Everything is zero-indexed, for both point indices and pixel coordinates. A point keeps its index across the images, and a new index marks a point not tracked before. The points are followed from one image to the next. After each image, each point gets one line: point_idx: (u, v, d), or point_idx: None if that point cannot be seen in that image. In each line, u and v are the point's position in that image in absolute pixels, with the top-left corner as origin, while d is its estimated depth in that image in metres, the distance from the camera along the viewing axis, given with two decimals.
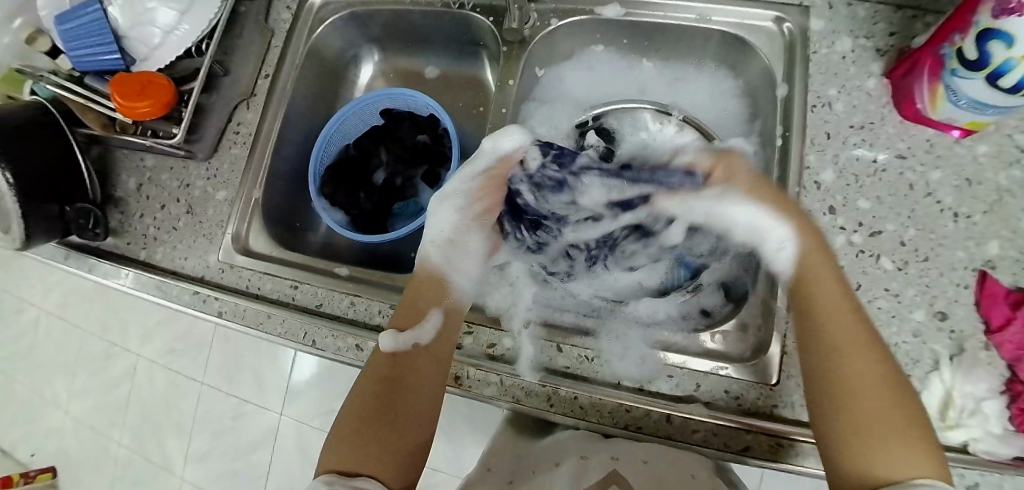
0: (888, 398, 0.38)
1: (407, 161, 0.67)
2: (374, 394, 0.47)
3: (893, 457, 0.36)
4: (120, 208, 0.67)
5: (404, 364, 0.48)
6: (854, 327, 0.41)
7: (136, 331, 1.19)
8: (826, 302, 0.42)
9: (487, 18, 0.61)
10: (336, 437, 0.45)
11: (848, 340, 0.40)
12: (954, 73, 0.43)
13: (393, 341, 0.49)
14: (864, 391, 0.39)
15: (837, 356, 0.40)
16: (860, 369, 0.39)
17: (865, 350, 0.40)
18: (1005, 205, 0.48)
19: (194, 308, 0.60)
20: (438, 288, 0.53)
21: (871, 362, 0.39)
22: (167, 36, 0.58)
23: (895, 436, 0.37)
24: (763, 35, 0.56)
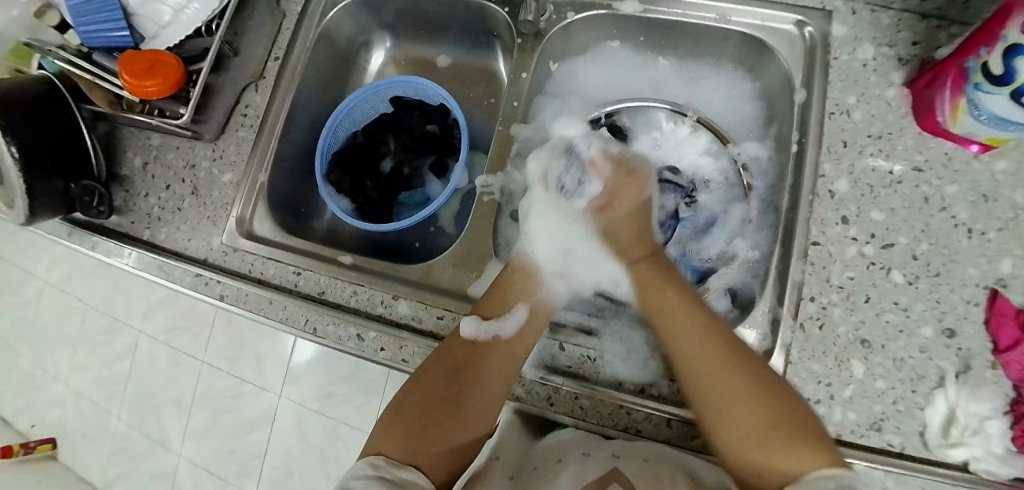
0: (756, 396, 0.41)
1: (416, 149, 0.66)
2: (441, 380, 0.46)
3: (791, 458, 0.37)
4: (125, 187, 0.66)
5: (480, 355, 0.48)
6: (695, 340, 0.45)
7: (138, 309, 1.19)
8: (677, 329, 0.46)
9: (502, 9, 0.60)
10: (393, 417, 0.45)
11: (705, 355, 0.44)
12: (978, 88, 0.42)
13: (475, 328, 0.50)
14: (722, 404, 0.42)
15: (688, 371, 0.44)
16: (710, 383, 0.43)
17: (716, 362, 0.43)
18: (1020, 224, 0.47)
19: (196, 291, 0.59)
20: (530, 283, 0.53)
21: (723, 369, 0.43)
22: (177, 15, 0.59)
23: (762, 433, 0.39)
24: (784, 38, 0.54)
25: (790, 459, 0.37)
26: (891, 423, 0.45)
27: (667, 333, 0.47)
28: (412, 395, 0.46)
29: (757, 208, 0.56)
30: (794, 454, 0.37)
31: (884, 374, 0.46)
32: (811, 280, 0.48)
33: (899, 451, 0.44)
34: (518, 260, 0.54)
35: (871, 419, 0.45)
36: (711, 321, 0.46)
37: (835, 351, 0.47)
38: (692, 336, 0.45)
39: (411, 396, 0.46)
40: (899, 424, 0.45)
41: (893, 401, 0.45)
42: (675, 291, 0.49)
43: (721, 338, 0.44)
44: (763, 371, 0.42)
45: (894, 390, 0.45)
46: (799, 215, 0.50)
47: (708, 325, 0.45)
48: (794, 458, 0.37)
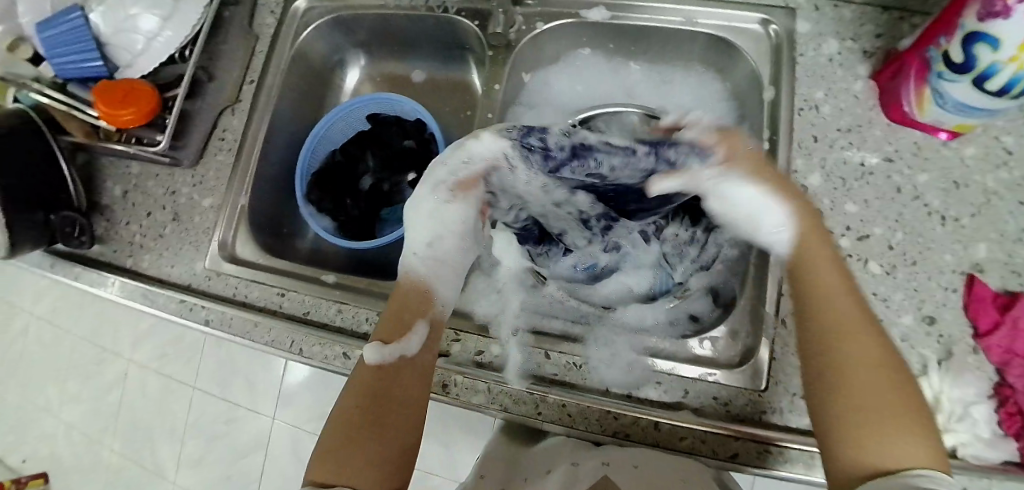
0: (893, 386, 0.37)
1: (395, 166, 0.66)
2: (355, 414, 0.42)
3: (885, 449, 0.35)
4: (106, 216, 0.66)
5: (387, 376, 0.44)
6: (862, 316, 0.40)
7: (127, 338, 1.18)
8: (826, 279, 0.42)
9: (473, 23, 0.61)
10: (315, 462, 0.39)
11: (866, 332, 0.40)
12: (940, 76, 0.43)
13: (379, 352, 0.45)
14: (859, 387, 0.37)
15: (836, 341, 0.40)
16: (852, 361, 0.38)
17: (877, 345, 0.39)
18: (992, 208, 0.48)
19: (181, 317, 0.59)
20: (422, 296, 0.49)
21: (877, 350, 0.39)
22: (150, 43, 0.57)
23: (897, 421, 0.36)
24: (750, 37, 0.55)
25: (911, 447, 0.34)
26: None
27: (810, 295, 0.42)
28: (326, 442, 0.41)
29: None
30: (912, 444, 0.35)
31: None
32: None
33: None
34: (409, 280, 0.49)
35: None
36: (857, 295, 0.42)
37: None
38: (846, 305, 0.41)
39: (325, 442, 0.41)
40: None
41: None
42: (830, 265, 0.43)
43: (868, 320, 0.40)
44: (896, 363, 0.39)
45: None
46: None
47: (851, 305, 0.41)
48: (910, 447, 0.34)
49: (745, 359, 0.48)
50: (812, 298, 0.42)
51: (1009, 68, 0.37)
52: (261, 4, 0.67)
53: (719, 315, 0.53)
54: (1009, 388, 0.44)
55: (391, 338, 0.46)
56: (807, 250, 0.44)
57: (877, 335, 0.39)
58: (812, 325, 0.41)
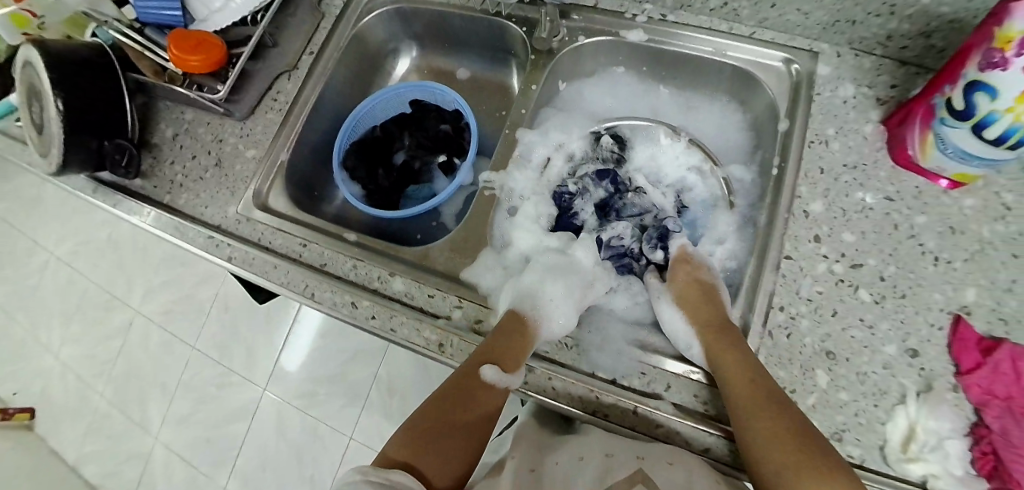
0: (803, 454, 0.40)
1: (429, 147, 0.71)
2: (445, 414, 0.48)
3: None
4: (153, 153, 0.71)
5: (486, 397, 0.50)
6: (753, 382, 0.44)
7: (140, 290, 1.22)
8: (727, 364, 0.46)
9: (520, 29, 0.66)
10: (400, 440, 0.47)
11: (752, 409, 0.43)
12: (943, 122, 0.46)
13: (496, 377, 0.48)
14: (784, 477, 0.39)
15: (744, 414, 0.43)
16: (756, 442, 0.42)
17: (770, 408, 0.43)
18: (985, 256, 0.50)
19: (206, 252, 0.63)
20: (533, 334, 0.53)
21: (765, 423, 0.42)
22: (227, 3, 0.65)
23: (802, 471, 0.39)
24: (773, 73, 0.59)
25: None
26: (851, 434, 0.46)
27: (722, 375, 0.46)
28: (413, 427, 0.48)
29: (734, 224, 0.59)
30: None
31: (847, 387, 0.48)
32: (781, 290, 0.51)
33: (858, 462, 0.46)
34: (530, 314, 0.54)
35: (833, 429, 0.47)
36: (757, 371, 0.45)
37: (800, 360, 0.49)
38: (742, 369, 0.45)
39: (412, 429, 0.48)
40: (859, 437, 0.46)
41: (855, 413, 0.47)
42: (734, 355, 0.47)
43: (769, 388, 0.44)
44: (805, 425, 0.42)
45: (857, 403, 0.47)
46: (775, 228, 0.53)
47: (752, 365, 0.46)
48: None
49: None
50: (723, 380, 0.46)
51: (1006, 118, 0.41)
52: None
53: None
54: (985, 428, 0.45)
55: (513, 367, 0.49)
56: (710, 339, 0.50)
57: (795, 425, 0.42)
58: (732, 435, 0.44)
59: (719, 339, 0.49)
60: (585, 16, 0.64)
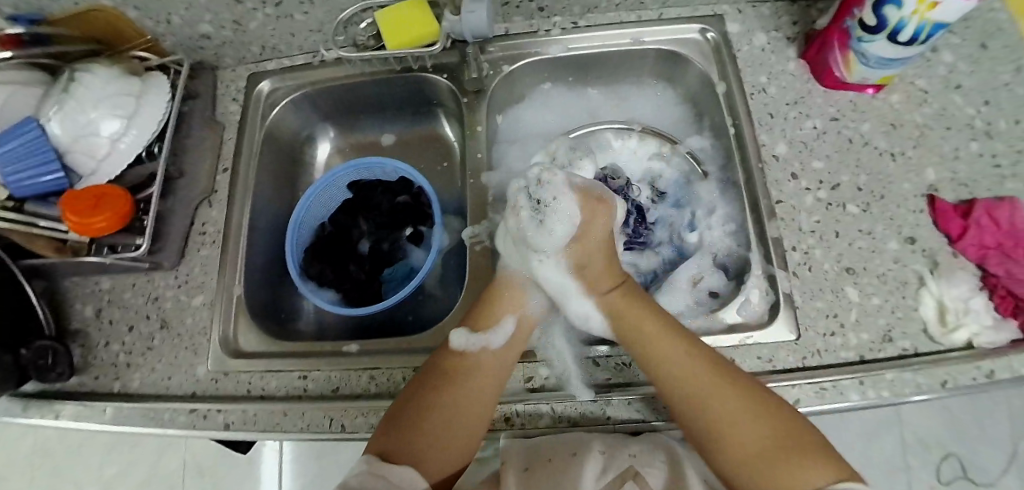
0: (783, 436, 0.41)
1: (389, 224, 0.66)
2: (427, 393, 0.47)
3: (808, 473, 0.40)
4: (79, 341, 0.59)
5: (465, 363, 0.49)
6: (710, 379, 0.44)
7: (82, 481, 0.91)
8: (648, 342, 0.47)
9: (442, 77, 0.63)
10: (385, 427, 0.46)
11: (725, 403, 0.43)
12: (861, 40, 0.51)
13: (466, 339, 0.50)
14: (769, 462, 0.41)
15: (693, 410, 0.44)
16: (744, 429, 0.42)
17: (732, 395, 0.43)
18: (928, 138, 0.56)
19: (195, 428, 0.53)
20: (518, 293, 0.53)
21: (742, 408, 0.42)
22: (115, 145, 0.56)
23: (789, 457, 0.41)
24: (692, 44, 0.62)
25: (807, 474, 0.40)
26: (897, 331, 0.49)
27: (653, 356, 0.46)
28: (392, 414, 0.46)
29: (717, 186, 0.61)
30: (816, 470, 0.40)
31: (876, 292, 0.51)
32: (786, 232, 0.53)
33: (913, 352, 0.49)
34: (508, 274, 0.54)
35: (881, 333, 0.49)
36: (710, 365, 0.45)
37: (829, 285, 0.51)
38: (682, 363, 0.45)
39: (391, 417, 0.46)
40: (904, 329, 0.49)
41: (891, 311, 0.50)
42: (664, 336, 0.47)
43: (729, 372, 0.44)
44: (773, 401, 0.43)
45: (889, 302, 0.51)
46: (756, 181, 0.56)
47: (692, 357, 0.45)
48: (816, 474, 0.40)
49: (773, 315, 0.51)
50: (655, 363, 0.46)
51: (913, 21, 0.46)
52: (220, 95, 0.67)
53: (736, 285, 0.56)
54: (993, 276, 0.50)
55: (484, 328, 0.51)
56: (621, 319, 0.50)
57: (777, 408, 0.43)
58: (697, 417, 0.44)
59: (634, 308, 0.50)
60: (498, 45, 0.63)
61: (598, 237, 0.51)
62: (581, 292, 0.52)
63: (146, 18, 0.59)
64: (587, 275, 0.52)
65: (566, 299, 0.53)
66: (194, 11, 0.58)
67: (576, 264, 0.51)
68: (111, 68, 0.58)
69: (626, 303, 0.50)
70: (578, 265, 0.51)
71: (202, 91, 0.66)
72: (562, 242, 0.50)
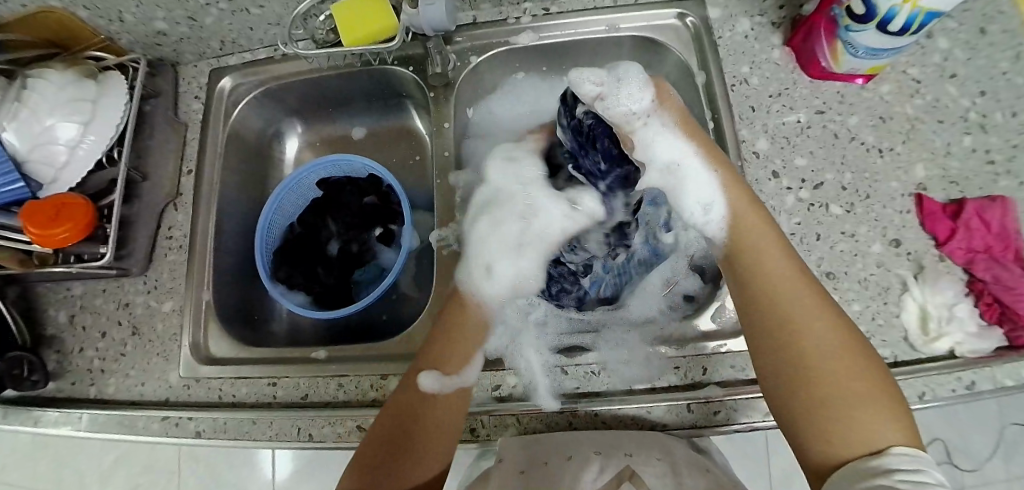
0: (873, 383, 0.37)
1: (359, 225, 0.64)
2: (395, 435, 0.43)
3: (886, 429, 0.35)
4: (55, 347, 0.59)
5: (429, 391, 0.45)
6: (800, 291, 0.40)
7: (63, 475, 0.78)
8: (765, 260, 0.42)
9: (408, 69, 0.61)
10: (358, 461, 0.43)
11: (803, 306, 0.40)
12: (848, 29, 0.48)
13: (437, 381, 0.46)
14: (838, 390, 0.37)
15: (799, 332, 0.39)
16: (815, 342, 0.38)
17: (816, 308, 0.39)
18: (917, 132, 0.53)
19: (168, 436, 0.53)
20: (471, 305, 0.50)
21: (836, 344, 0.38)
22: (73, 152, 0.54)
23: (869, 407, 0.36)
24: (670, 30, 0.59)
25: (889, 431, 0.35)
26: (877, 339, 0.47)
27: (755, 272, 0.42)
28: (364, 447, 0.43)
29: None
30: (883, 425, 0.35)
31: (856, 297, 0.48)
32: None
33: (893, 361, 0.47)
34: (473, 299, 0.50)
35: None
36: (816, 292, 0.40)
37: None
38: (785, 273, 0.41)
39: (364, 450, 0.43)
40: (884, 337, 0.47)
41: (872, 318, 0.48)
42: (774, 252, 0.42)
43: (833, 314, 0.40)
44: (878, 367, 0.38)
45: (869, 308, 0.48)
46: None
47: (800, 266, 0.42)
48: (883, 428, 0.35)
49: None
50: (751, 268, 0.43)
51: (904, 9, 0.42)
52: (183, 92, 0.66)
53: (711, 290, 0.54)
54: (980, 282, 0.48)
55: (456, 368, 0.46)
56: (739, 225, 0.45)
57: (852, 336, 0.39)
58: (760, 319, 0.41)
59: (752, 218, 0.44)
60: (467, 35, 0.60)
61: (677, 108, 0.48)
62: (698, 159, 0.47)
63: (98, 17, 0.57)
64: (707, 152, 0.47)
65: (682, 161, 0.47)
66: (146, 8, 0.56)
67: (681, 122, 0.48)
68: (66, 72, 0.55)
69: (752, 207, 0.45)
70: (683, 121, 0.48)
71: (164, 88, 0.64)
72: (648, 106, 0.47)
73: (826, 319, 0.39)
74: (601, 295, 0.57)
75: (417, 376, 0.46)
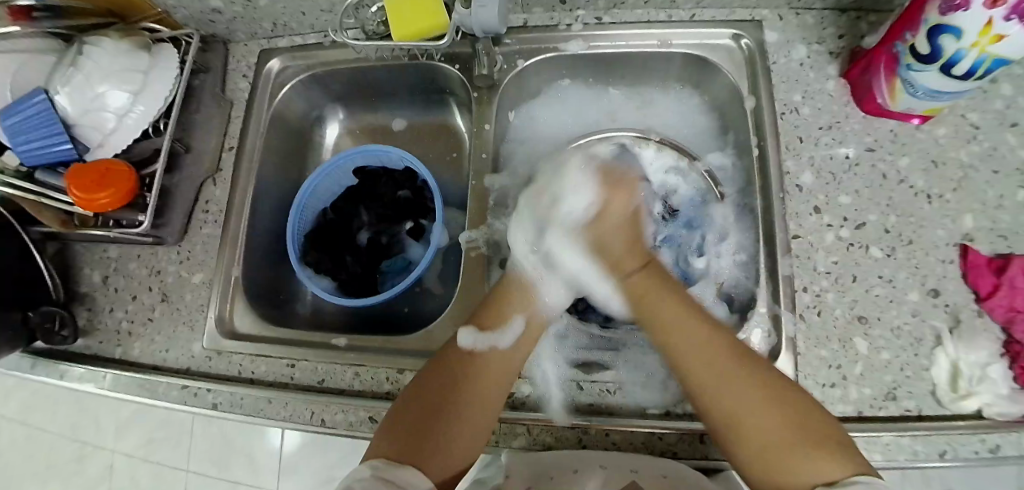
0: (784, 419, 0.39)
1: (390, 216, 0.65)
2: (434, 397, 0.44)
3: (809, 467, 0.37)
4: (87, 305, 0.61)
5: (477, 366, 0.47)
6: (712, 356, 0.43)
7: (82, 422, 0.80)
8: (681, 339, 0.45)
9: (454, 67, 0.61)
10: (390, 430, 0.43)
11: (711, 372, 0.42)
12: (909, 68, 0.46)
13: (474, 340, 0.48)
14: (759, 437, 0.39)
15: (700, 387, 0.43)
16: (732, 401, 0.41)
17: (725, 372, 0.42)
18: (970, 181, 0.51)
19: (186, 404, 0.55)
20: (531, 291, 0.51)
21: (746, 395, 0.40)
22: (121, 120, 0.55)
23: (793, 445, 0.38)
24: (724, 50, 0.58)
25: (820, 465, 0.36)
26: (903, 389, 0.46)
27: (671, 338, 0.46)
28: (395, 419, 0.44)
29: (733, 211, 0.58)
30: (819, 460, 0.37)
31: (887, 346, 0.47)
32: (799, 271, 0.50)
33: (918, 414, 0.45)
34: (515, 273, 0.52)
35: (885, 390, 0.46)
36: (719, 342, 0.43)
37: (837, 333, 0.48)
38: (693, 341, 0.44)
39: (395, 417, 0.44)
40: (911, 389, 0.46)
41: (901, 368, 0.46)
42: (686, 318, 0.46)
43: (734, 361, 0.42)
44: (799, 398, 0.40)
45: (899, 358, 0.47)
46: (774, 212, 0.52)
47: (709, 338, 0.44)
48: (819, 464, 0.36)
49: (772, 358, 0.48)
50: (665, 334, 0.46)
51: (972, 53, 0.41)
52: (231, 69, 0.67)
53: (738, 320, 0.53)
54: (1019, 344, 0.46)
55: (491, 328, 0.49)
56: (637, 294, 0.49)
57: (763, 375, 0.41)
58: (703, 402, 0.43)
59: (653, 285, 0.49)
60: (516, 37, 0.60)
61: (619, 217, 0.52)
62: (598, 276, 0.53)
63: None
64: (607, 257, 0.51)
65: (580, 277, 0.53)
66: None
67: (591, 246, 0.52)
68: (121, 42, 0.56)
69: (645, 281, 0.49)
70: (597, 244, 0.51)
71: (214, 64, 0.66)
72: (582, 215, 0.52)
73: (725, 366, 0.42)
74: None
75: (455, 344, 0.48)
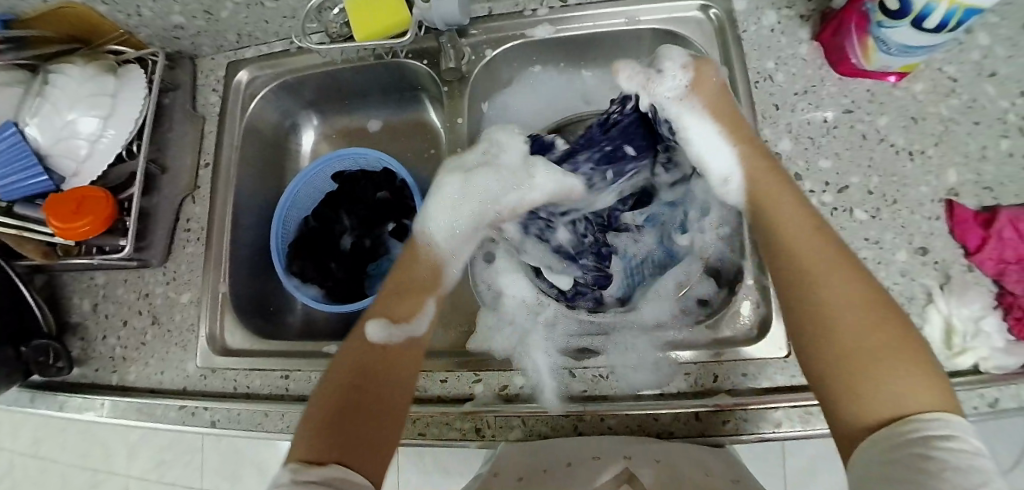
0: (886, 334, 0.32)
1: (372, 219, 0.65)
2: (349, 389, 0.41)
3: (900, 384, 0.30)
4: (79, 334, 0.61)
5: (392, 354, 0.44)
6: (808, 236, 0.38)
7: (91, 451, 0.81)
8: (787, 226, 0.39)
9: (422, 62, 0.60)
10: (309, 433, 0.38)
11: (812, 262, 0.36)
12: (880, 25, 0.45)
13: (384, 330, 0.46)
14: (856, 342, 0.32)
15: (804, 280, 0.36)
16: (835, 291, 0.35)
17: (836, 270, 0.36)
18: (952, 135, 0.50)
19: (184, 424, 0.55)
20: (434, 272, 0.52)
21: (845, 287, 0.35)
22: (93, 146, 0.54)
23: (891, 357, 0.31)
24: (693, 23, 0.57)
25: (917, 390, 0.30)
26: None
27: (773, 218, 0.41)
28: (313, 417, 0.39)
29: None
30: (910, 383, 0.30)
31: None
32: None
33: None
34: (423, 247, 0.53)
35: None
36: (825, 234, 0.38)
37: None
38: (801, 220, 0.39)
39: (312, 417, 0.39)
40: None
41: None
42: (789, 205, 0.41)
43: (842, 253, 0.37)
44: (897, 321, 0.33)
45: None
46: None
47: (817, 227, 0.38)
48: (914, 387, 0.30)
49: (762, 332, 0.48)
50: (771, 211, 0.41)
51: (941, 7, 0.40)
52: (201, 85, 0.67)
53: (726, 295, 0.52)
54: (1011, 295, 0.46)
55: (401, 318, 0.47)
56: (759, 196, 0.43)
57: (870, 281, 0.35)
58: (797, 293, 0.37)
59: (767, 177, 0.43)
60: (482, 28, 0.59)
61: (717, 89, 0.48)
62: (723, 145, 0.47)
63: (116, 12, 0.58)
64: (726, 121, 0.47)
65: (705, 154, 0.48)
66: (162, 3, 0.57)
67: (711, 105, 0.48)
68: (86, 67, 0.56)
69: (774, 173, 0.43)
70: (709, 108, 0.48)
71: (183, 81, 0.65)
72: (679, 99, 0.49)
73: (833, 251, 0.37)
74: (616, 296, 0.58)
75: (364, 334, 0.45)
